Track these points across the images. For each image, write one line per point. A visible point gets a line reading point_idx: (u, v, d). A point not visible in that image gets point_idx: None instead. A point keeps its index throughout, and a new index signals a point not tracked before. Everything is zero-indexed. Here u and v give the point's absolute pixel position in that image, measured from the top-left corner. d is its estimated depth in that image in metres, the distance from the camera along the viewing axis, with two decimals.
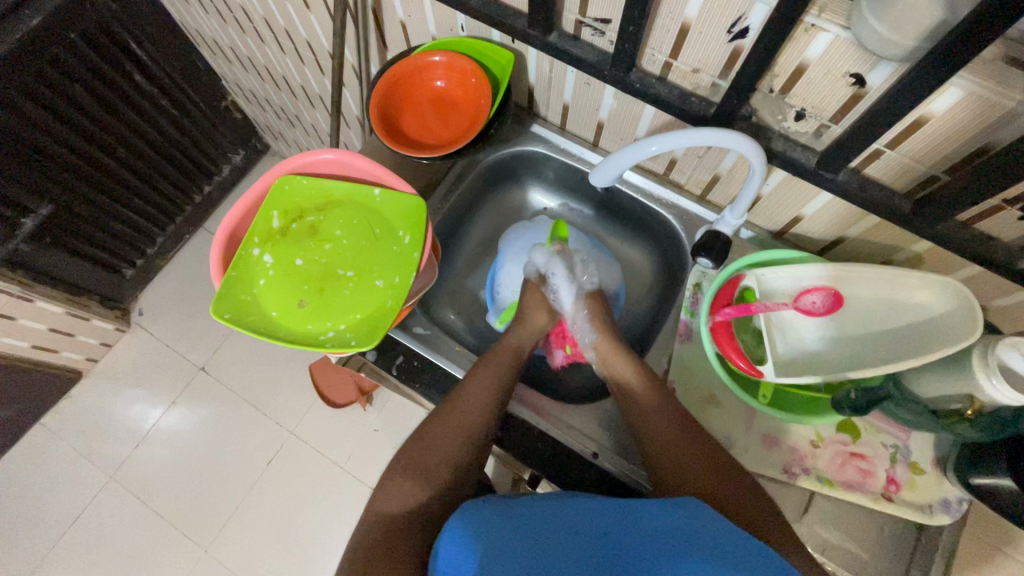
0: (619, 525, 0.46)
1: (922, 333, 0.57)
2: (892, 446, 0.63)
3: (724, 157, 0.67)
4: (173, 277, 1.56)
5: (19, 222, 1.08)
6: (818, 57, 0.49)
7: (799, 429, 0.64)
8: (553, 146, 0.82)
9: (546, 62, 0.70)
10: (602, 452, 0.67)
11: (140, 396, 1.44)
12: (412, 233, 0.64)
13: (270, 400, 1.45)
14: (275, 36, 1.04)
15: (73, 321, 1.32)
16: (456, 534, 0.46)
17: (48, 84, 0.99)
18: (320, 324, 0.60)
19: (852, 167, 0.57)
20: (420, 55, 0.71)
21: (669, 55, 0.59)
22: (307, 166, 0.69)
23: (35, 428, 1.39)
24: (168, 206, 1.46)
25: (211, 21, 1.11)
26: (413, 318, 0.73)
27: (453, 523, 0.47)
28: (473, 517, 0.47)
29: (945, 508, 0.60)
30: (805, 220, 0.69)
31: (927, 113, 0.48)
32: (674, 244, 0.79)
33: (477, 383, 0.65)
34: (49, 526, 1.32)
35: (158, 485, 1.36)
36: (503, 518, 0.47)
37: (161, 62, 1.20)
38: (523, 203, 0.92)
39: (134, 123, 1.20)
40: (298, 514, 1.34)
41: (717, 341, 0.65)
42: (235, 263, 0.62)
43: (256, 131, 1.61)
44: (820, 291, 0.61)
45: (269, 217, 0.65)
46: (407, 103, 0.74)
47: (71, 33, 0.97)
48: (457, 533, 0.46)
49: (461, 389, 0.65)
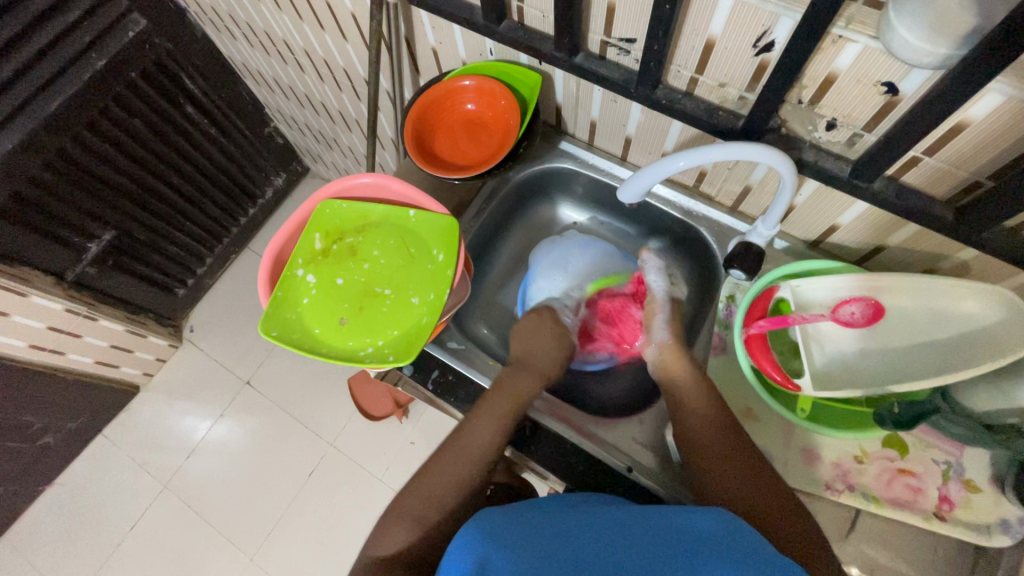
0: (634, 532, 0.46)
1: (973, 344, 0.54)
2: (944, 462, 0.60)
3: (754, 169, 0.67)
4: (222, 295, 1.65)
5: (85, 246, 1.17)
6: (847, 66, 0.49)
7: (842, 445, 0.62)
8: (582, 162, 0.83)
9: (573, 82, 0.72)
10: (636, 466, 0.67)
11: (191, 408, 1.52)
12: (445, 252, 0.66)
13: (311, 412, 1.50)
14: (314, 65, 1.10)
15: (132, 338, 1.42)
16: (460, 541, 0.44)
17: (111, 119, 1.08)
18: (360, 340, 0.63)
19: (888, 174, 0.56)
20: (451, 80, 0.74)
21: (694, 71, 0.59)
22: (346, 189, 0.72)
23: (98, 439, 1.48)
24: (216, 228, 1.54)
25: (256, 54, 1.18)
26: (448, 333, 0.74)
27: (466, 527, 0.45)
28: (479, 523, 0.45)
29: (1006, 530, 0.56)
30: (841, 229, 0.68)
31: (967, 118, 0.46)
32: (706, 255, 0.79)
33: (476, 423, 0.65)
34: (109, 532, 1.39)
35: (208, 495, 1.42)
36: (517, 528, 0.46)
37: (210, 94, 1.28)
38: (553, 218, 0.93)
39: (187, 152, 1.29)
40: (339, 524, 1.37)
41: (752, 354, 0.64)
42: (281, 283, 0.65)
43: (296, 155, 1.69)
44: (860, 302, 0.60)
45: (312, 240, 0.68)
46: (439, 126, 0.77)
47: (132, 72, 1.05)
48: (472, 539, 0.44)
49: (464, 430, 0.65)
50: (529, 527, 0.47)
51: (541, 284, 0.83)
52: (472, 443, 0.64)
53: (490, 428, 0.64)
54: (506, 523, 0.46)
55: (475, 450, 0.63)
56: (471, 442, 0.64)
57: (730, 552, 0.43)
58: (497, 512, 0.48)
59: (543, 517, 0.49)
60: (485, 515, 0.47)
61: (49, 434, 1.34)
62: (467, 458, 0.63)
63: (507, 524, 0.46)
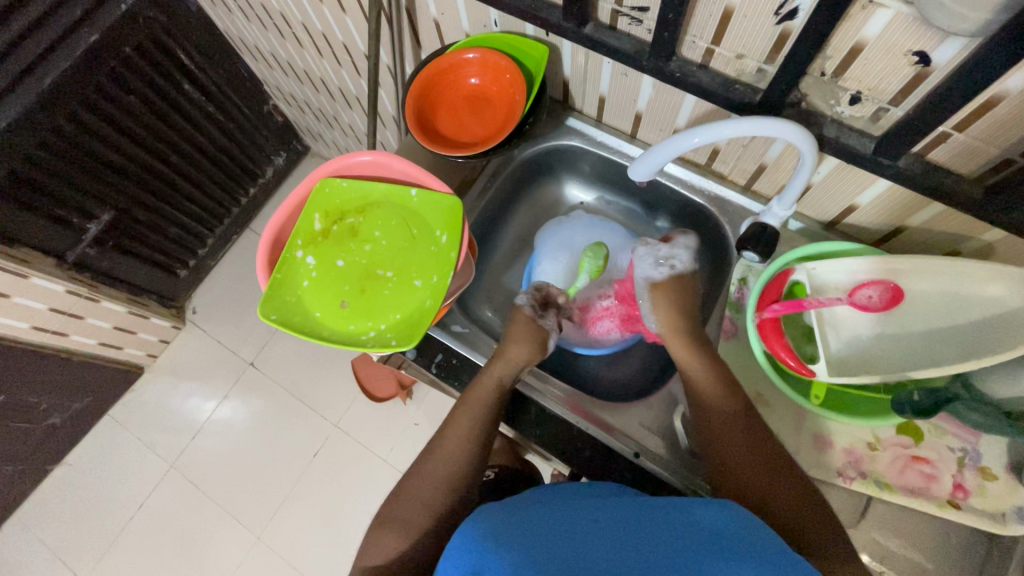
0: (638, 523, 0.46)
1: (996, 330, 0.52)
2: (960, 449, 0.59)
3: (771, 146, 0.64)
4: (224, 276, 1.63)
5: (84, 227, 1.16)
6: (876, 35, 0.46)
7: (855, 431, 0.61)
8: (590, 139, 0.80)
9: (581, 54, 0.69)
10: (643, 451, 0.66)
11: (196, 389, 1.52)
12: (449, 233, 0.64)
13: (315, 393, 1.50)
14: (313, 40, 1.07)
15: (135, 319, 1.41)
16: (457, 542, 0.45)
17: (106, 96, 1.05)
18: (362, 324, 0.61)
19: (914, 151, 0.53)
20: (454, 53, 0.71)
21: (711, 41, 0.56)
22: (346, 168, 0.70)
23: (105, 419, 1.49)
24: (216, 208, 1.52)
25: (253, 28, 1.15)
26: (451, 316, 0.73)
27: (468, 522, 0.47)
28: (474, 522, 0.47)
29: (1022, 518, 0.55)
30: (859, 209, 0.65)
31: (1002, 91, 0.44)
32: (718, 236, 0.77)
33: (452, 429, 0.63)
34: (118, 510, 1.41)
35: (215, 474, 1.43)
36: (512, 522, 0.47)
37: (207, 70, 1.25)
38: (559, 197, 0.90)
39: (184, 131, 1.26)
40: (344, 504, 1.38)
41: (765, 339, 0.63)
42: (280, 265, 0.63)
43: (296, 134, 1.65)
44: (878, 285, 0.58)
45: (312, 219, 0.66)
46: (442, 102, 0.74)
47: (126, 47, 1.02)
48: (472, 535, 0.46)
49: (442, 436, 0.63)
50: (522, 519, 0.47)
51: (543, 268, 0.81)
52: (452, 446, 0.62)
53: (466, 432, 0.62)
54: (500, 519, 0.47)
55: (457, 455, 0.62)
56: (455, 445, 0.62)
57: (740, 548, 0.42)
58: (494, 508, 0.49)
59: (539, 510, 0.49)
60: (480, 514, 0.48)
61: (56, 414, 1.34)
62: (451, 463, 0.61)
63: (501, 519, 0.47)
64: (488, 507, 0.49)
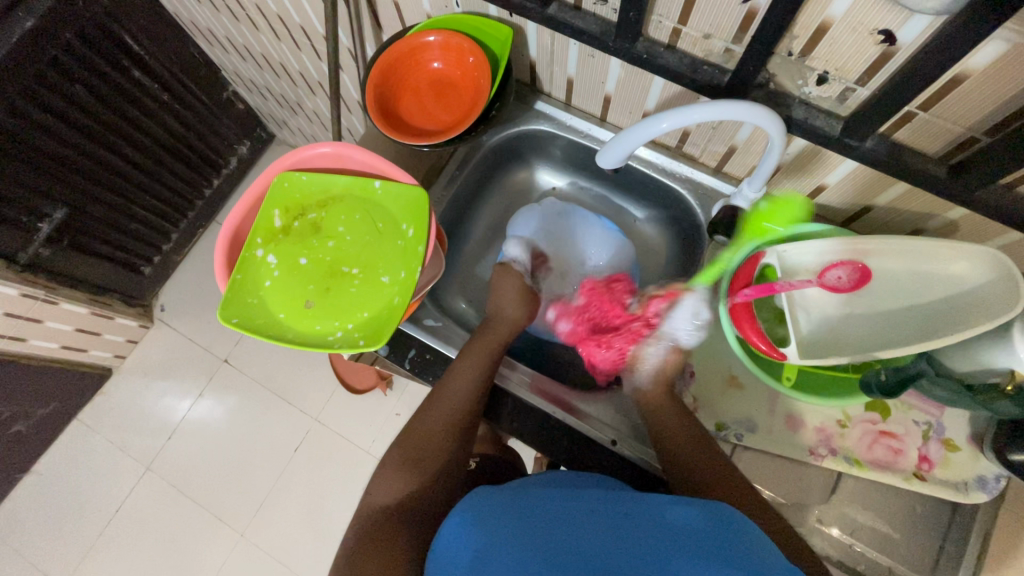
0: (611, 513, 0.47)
1: (962, 308, 0.53)
2: (925, 423, 0.60)
3: (740, 128, 0.63)
4: (191, 272, 1.58)
5: (35, 227, 1.10)
6: (843, 13, 0.45)
7: (825, 410, 0.62)
8: (559, 123, 0.79)
9: (547, 35, 0.66)
10: (621, 438, 0.66)
11: (169, 388, 1.48)
12: (415, 226, 0.62)
13: (294, 388, 1.47)
14: (268, 22, 1.01)
15: (98, 320, 1.35)
16: (449, 526, 0.48)
17: (48, 86, 0.98)
18: (328, 323, 0.60)
19: (881, 132, 0.53)
20: (414, 36, 0.68)
21: (677, 21, 0.55)
22: (306, 160, 0.67)
23: (73, 423, 1.44)
24: (179, 202, 1.46)
25: (204, 10, 1.08)
26: (423, 310, 0.72)
27: (457, 511, 0.49)
28: (462, 507, 0.49)
29: (982, 486, 0.57)
30: (828, 189, 0.65)
31: (966, 70, 0.43)
32: (691, 220, 0.76)
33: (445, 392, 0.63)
34: (95, 515, 1.38)
35: (193, 473, 1.41)
36: (488, 514, 0.48)
37: (158, 56, 1.17)
38: (531, 184, 0.89)
39: (137, 120, 1.20)
40: (328, 496, 1.38)
41: (737, 322, 0.63)
42: (240, 265, 0.61)
43: (259, 121, 1.59)
44: (847, 265, 0.58)
45: (271, 216, 0.63)
46: (404, 87, 0.71)
47: (67, 33, 0.95)
48: (459, 524, 0.48)
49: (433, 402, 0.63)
50: (499, 513, 0.48)
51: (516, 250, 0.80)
52: (454, 400, 0.62)
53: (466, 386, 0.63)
54: (480, 512, 0.48)
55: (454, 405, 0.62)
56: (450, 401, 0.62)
57: (720, 548, 0.41)
58: (477, 498, 0.50)
59: (519, 501, 0.49)
60: (460, 504, 0.50)
61: (20, 422, 1.29)
62: (453, 411, 0.62)
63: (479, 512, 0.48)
64: (479, 493, 0.51)
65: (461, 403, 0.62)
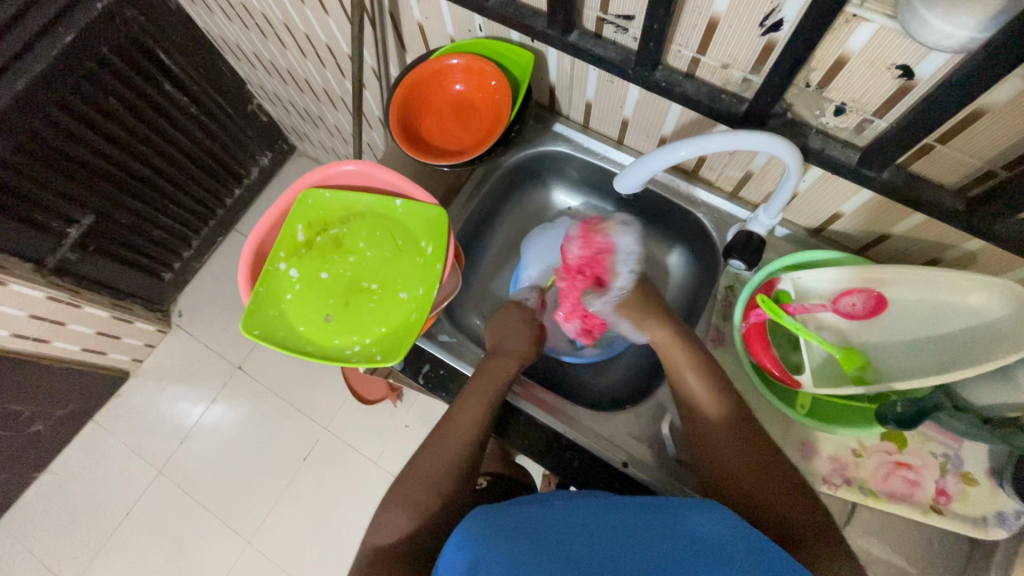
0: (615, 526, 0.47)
1: (976, 340, 0.52)
2: (942, 455, 0.59)
3: (757, 154, 0.64)
4: (209, 279, 1.61)
5: (64, 232, 1.14)
6: (860, 48, 0.46)
7: (839, 439, 0.62)
8: (576, 145, 0.80)
9: (567, 60, 0.68)
10: (632, 461, 0.66)
11: (183, 393, 1.50)
12: (434, 245, 0.63)
13: (305, 396, 1.48)
14: (296, 40, 1.05)
15: (118, 324, 1.39)
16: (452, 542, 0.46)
17: (83, 98, 1.02)
18: (347, 338, 0.61)
19: (897, 163, 0.53)
20: (438, 59, 0.70)
21: (696, 51, 0.56)
22: (330, 177, 0.68)
23: (89, 425, 1.46)
24: (201, 210, 1.49)
25: (234, 28, 1.12)
26: (439, 326, 0.73)
27: (460, 527, 0.47)
28: (464, 528, 0.47)
29: (1002, 522, 0.55)
30: (844, 217, 0.66)
31: (984, 106, 0.44)
32: (706, 243, 0.77)
33: (455, 419, 0.62)
34: (106, 515, 1.39)
35: (203, 479, 1.42)
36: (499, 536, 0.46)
37: (187, 69, 1.21)
38: (546, 203, 0.90)
39: (167, 131, 1.24)
40: (335, 506, 1.38)
41: (750, 347, 0.63)
42: (263, 278, 0.62)
43: (281, 134, 1.63)
44: (861, 293, 0.59)
45: (295, 231, 0.65)
46: (427, 108, 0.73)
47: (103, 47, 0.99)
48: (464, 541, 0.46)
49: (441, 430, 0.62)
50: (483, 523, 0.47)
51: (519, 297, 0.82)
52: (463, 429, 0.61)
53: (475, 411, 0.62)
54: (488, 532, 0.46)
55: (471, 425, 0.61)
56: (460, 429, 0.61)
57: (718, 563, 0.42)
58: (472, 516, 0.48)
59: (513, 519, 0.47)
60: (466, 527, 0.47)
61: (39, 422, 1.32)
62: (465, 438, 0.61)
63: (469, 525, 0.47)
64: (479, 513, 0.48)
65: (484, 426, 0.62)
